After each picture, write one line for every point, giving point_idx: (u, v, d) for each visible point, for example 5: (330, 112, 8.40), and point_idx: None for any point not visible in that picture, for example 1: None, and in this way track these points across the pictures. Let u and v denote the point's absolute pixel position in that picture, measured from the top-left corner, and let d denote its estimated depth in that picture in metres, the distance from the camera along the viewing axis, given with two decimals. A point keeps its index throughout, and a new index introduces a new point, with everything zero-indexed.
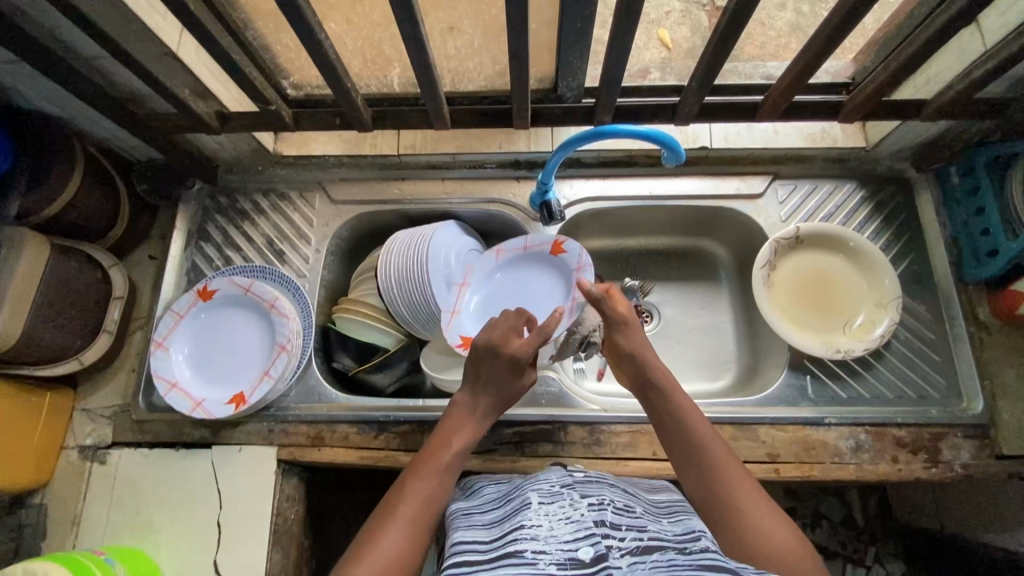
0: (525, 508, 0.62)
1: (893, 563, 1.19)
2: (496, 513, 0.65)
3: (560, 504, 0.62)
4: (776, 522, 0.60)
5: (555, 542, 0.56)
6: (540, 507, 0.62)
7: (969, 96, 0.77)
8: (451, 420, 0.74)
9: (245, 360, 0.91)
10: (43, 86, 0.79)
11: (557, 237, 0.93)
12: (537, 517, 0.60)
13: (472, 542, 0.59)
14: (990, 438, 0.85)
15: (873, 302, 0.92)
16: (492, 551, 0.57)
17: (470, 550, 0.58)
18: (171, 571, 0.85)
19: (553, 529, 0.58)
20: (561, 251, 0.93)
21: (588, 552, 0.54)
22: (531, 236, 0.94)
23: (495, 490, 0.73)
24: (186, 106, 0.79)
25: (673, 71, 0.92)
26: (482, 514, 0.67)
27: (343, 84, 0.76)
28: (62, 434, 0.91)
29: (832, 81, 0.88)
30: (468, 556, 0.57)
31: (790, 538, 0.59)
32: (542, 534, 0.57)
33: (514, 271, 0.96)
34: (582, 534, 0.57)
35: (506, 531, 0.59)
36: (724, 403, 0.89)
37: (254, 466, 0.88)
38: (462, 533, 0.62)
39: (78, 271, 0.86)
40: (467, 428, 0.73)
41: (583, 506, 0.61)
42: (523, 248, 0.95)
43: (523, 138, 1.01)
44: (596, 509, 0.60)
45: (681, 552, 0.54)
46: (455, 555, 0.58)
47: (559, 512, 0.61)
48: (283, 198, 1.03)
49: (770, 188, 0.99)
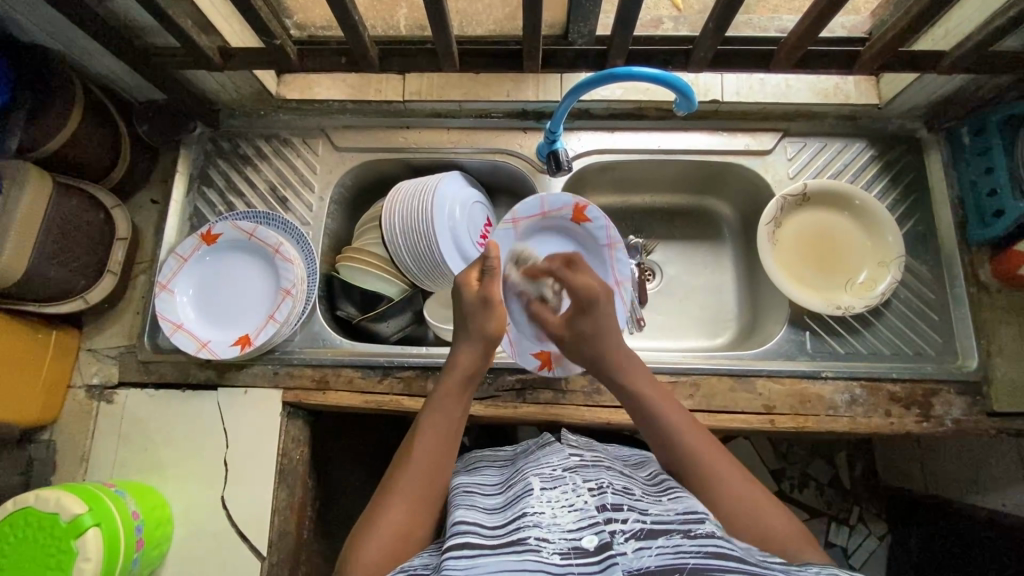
0: (528, 494, 0.63)
1: (876, 522, 1.24)
2: (498, 500, 0.66)
3: (563, 490, 0.63)
4: (770, 511, 0.63)
5: (559, 531, 0.56)
6: (542, 493, 0.62)
7: (986, 48, 0.75)
8: (445, 383, 0.73)
9: (250, 303, 0.92)
10: (42, 15, 0.76)
11: (579, 201, 0.90)
12: (540, 505, 0.60)
13: (475, 524, 0.59)
14: (983, 395, 0.87)
15: (876, 261, 0.93)
16: (494, 540, 0.56)
17: (472, 532, 0.57)
18: (181, 505, 0.88)
19: (556, 517, 0.58)
20: (583, 218, 0.91)
21: (592, 540, 0.54)
22: (549, 199, 0.88)
23: (496, 474, 0.76)
24: (189, 40, 0.77)
25: (686, 21, 0.90)
26: (484, 497, 0.68)
27: (352, 21, 0.74)
28: (68, 373, 0.92)
29: (849, 34, 0.85)
30: (470, 540, 0.56)
31: (784, 525, 0.62)
32: (545, 522, 0.58)
33: (532, 241, 0.91)
34: (585, 523, 0.57)
35: (509, 518, 0.60)
36: (723, 355, 0.91)
37: (260, 406, 0.90)
38: (462, 512, 0.62)
39: (81, 211, 0.86)
40: (462, 391, 0.73)
41: (585, 491, 0.61)
42: (540, 213, 0.89)
43: (531, 86, 0.98)
44: (596, 494, 0.61)
45: (686, 535, 0.54)
46: (457, 535, 0.57)
47: (562, 499, 0.61)
48: (285, 145, 1.01)
49: (779, 145, 0.98)
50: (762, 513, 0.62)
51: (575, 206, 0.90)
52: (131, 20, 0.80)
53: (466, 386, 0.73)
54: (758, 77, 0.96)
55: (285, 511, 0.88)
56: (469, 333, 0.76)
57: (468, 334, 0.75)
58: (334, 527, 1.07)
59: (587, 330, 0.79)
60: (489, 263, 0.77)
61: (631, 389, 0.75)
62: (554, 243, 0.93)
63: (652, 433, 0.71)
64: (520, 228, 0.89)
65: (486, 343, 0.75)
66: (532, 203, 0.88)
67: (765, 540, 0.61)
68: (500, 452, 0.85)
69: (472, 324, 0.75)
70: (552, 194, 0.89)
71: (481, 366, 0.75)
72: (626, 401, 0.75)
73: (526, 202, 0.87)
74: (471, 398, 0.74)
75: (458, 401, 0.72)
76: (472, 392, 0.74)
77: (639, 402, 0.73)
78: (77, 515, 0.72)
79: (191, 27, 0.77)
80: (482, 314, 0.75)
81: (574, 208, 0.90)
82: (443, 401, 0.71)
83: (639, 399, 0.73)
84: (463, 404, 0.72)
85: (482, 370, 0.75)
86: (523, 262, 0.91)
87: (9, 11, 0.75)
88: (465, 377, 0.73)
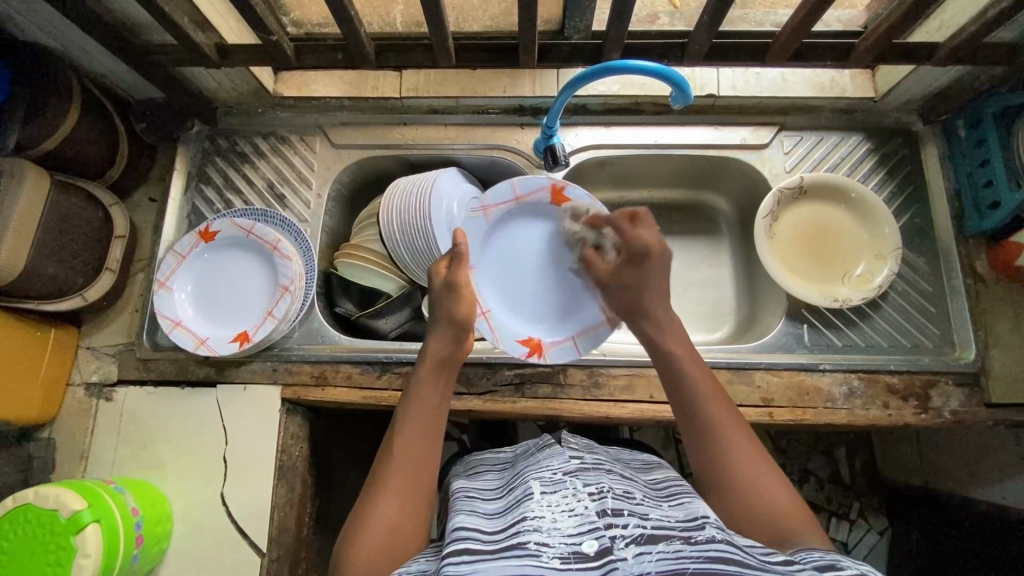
0: (528, 499, 0.63)
1: (876, 517, 1.24)
2: (498, 504, 0.66)
3: (563, 495, 0.63)
4: (779, 489, 0.62)
5: (559, 536, 0.56)
6: (543, 498, 0.62)
7: (981, 38, 0.76)
8: (421, 373, 0.72)
9: (248, 301, 0.92)
10: (39, 14, 0.77)
11: (556, 181, 0.89)
12: (541, 509, 0.60)
13: (474, 530, 0.59)
14: (981, 386, 0.87)
15: (873, 254, 0.93)
16: (493, 544, 0.56)
17: (472, 538, 0.58)
18: (180, 503, 0.88)
19: (557, 521, 0.58)
20: (562, 199, 0.90)
21: (592, 545, 0.54)
22: (519, 184, 0.88)
23: (496, 478, 0.76)
24: (187, 37, 0.77)
25: (681, 17, 0.90)
26: (485, 502, 0.68)
27: (349, 17, 0.74)
28: (67, 372, 0.92)
29: (845, 28, 0.86)
30: (470, 544, 0.56)
31: (790, 504, 0.61)
32: (545, 526, 0.58)
33: (514, 227, 0.91)
34: (585, 528, 0.57)
35: (510, 523, 0.60)
36: (722, 349, 0.91)
37: (258, 403, 0.90)
38: (462, 518, 0.62)
39: (79, 208, 0.86)
40: (440, 380, 0.72)
41: (585, 496, 0.62)
42: (513, 198, 0.89)
43: (527, 82, 0.98)
44: (596, 499, 0.61)
45: (687, 540, 0.54)
46: (457, 540, 0.58)
47: (563, 504, 0.61)
48: (283, 142, 1.01)
49: (776, 139, 0.98)
50: (775, 499, 0.62)
51: (551, 187, 0.89)
52: (128, 17, 0.80)
53: (443, 373, 0.72)
54: (753, 71, 0.96)
55: (284, 508, 0.88)
56: (439, 323, 0.74)
57: (438, 321, 0.74)
58: (335, 524, 1.07)
59: (633, 288, 0.77)
60: (456, 250, 0.76)
61: (666, 355, 0.72)
62: (535, 227, 0.92)
63: (674, 392, 0.70)
64: (492, 216, 0.89)
65: (456, 326, 0.74)
66: (503, 189, 0.88)
67: (773, 518, 0.61)
68: (499, 453, 0.85)
69: (439, 311, 0.74)
70: (523, 177, 0.88)
71: (455, 351, 0.74)
72: (660, 367, 0.72)
73: (496, 188, 0.88)
74: (450, 385, 0.72)
75: (435, 388, 0.71)
76: (449, 379, 0.73)
77: (667, 363, 0.71)
78: (77, 510, 0.72)
79: (189, 24, 0.77)
80: (449, 299, 0.74)
81: (550, 189, 0.89)
82: (419, 392, 0.70)
83: (674, 365, 0.71)
84: (441, 393, 0.71)
85: (457, 354, 0.74)
86: (507, 250, 0.91)
87: (6, 9, 0.75)
88: (437, 363, 0.72)
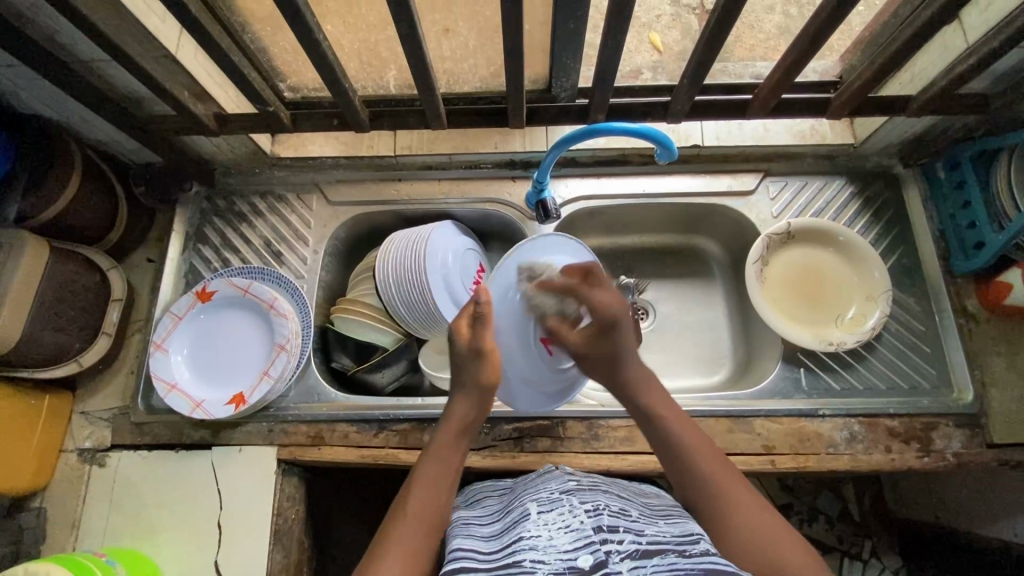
0: (524, 519, 0.62)
1: (890, 557, 1.21)
2: (496, 526, 0.65)
3: (559, 512, 0.62)
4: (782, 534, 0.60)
5: (555, 552, 0.56)
6: (539, 516, 0.61)
7: (950, 92, 0.79)
8: (443, 433, 0.72)
9: (245, 361, 0.91)
10: (42, 90, 0.79)
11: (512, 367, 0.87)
12: (537, 527, 0.59)
13: (470, 550, 0.59)
14: (981, 427, 0.87)
15: (863, 296, 0.94)
16: (491, 562, 0.56)
17: (468, 558, 0.58)
18: (171, 571, 0.85)
19: (552, 539, 0.57)
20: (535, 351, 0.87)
21: (587, 559, 0.54)
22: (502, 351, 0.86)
23: (495, 503, 0.74)
24: (186, 108, 0.80)
25: (664, 71, 0.94)
26: (481, 526, 0.66)
27: (342, 85, 0.77)
28: (61, 437, 0.91)
29: (820, 80, 0.89)
30: (467, 564, 0.57)
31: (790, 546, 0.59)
32: (541, 544, 0.57)
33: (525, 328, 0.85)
34: (581, 543, 0.56)
35: (506, 542, 0.59)
36: (720, 397, 0.91)
37: (254, 465, 0.89)
38: (459, 541, 0.62)
39: (78, 274, 0.87)
40: (461, 440, 0.72)
41: (582, 512, 0.60)
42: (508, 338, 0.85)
43: (518, 137, 1.02)
44: (594, 515, 0.60)
45: (681, 553, 0.55)
46: (453, 561, 0.58)
47: (558, 521, 0.60)
48: (280, 201, 1.03)
49: (761, 185, 1.01)
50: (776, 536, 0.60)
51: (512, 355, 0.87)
52: (130, 91, 0.82)
53: (464, 436, 0.72)
54: (736, 121, 0.99)
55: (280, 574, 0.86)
56: (465, 385, 0.75)
57: (463, 384, 0.75)
58: None
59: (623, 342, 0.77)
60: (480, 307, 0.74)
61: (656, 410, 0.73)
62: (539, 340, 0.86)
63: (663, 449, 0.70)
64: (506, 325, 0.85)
65: (475, 391, 0.75)
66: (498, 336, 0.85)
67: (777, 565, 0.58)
68: (496, 483, 0.83)
69: (467, 375, 0.75)
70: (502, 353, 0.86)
71: (476, 415, 0.75)
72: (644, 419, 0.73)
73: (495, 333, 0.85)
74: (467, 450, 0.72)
75: (455, 449, 0.71)
76: (468, 442, 0.73)
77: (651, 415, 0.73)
78: None
79: (188, 97, 0.81)
80: (476, 364, 0.74)
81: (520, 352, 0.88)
82: (438, 451, 0.70)
83: (663, 429, 0.71)
84: (460, 454, 0.71)
85: (477, 418, 0.75)
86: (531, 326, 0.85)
87: (11, 85, 0.78)
88: (460, 426, 0.73)
